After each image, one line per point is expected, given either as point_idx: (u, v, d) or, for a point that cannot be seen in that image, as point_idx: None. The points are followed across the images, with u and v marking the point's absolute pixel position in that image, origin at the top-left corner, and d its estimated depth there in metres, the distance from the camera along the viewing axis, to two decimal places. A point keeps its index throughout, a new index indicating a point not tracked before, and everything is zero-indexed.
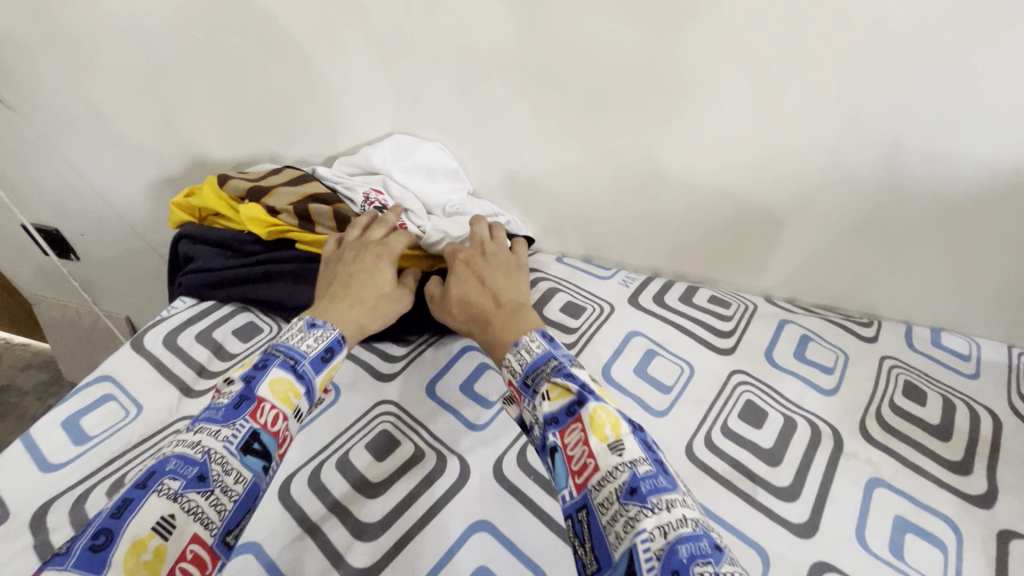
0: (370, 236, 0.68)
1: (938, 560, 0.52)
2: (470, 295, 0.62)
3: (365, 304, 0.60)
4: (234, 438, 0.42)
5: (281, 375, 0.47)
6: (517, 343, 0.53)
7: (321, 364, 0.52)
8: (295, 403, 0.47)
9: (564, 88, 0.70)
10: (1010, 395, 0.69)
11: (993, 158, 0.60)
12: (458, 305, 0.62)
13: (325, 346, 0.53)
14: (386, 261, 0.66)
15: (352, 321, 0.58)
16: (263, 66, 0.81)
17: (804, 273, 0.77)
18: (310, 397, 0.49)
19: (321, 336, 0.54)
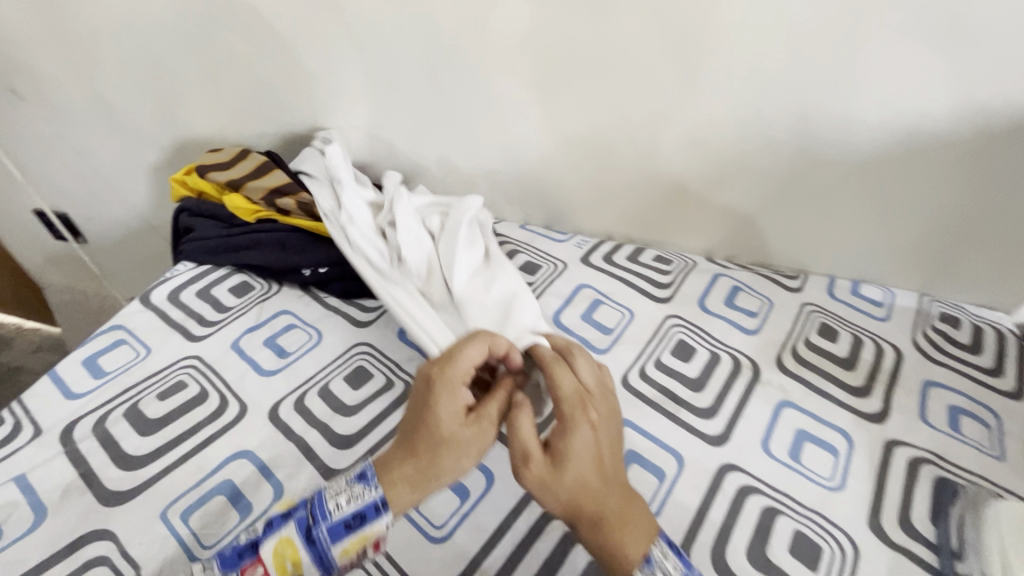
0: (446, 359, 0.53)
1: (829, 462, 0.62)
2: (586, 460, 0.48)
3: (425, 456, 0.49)
4: None
5: (292, 536, 0.47)
6: (649, 560, 0.45)
7: (342, 532, 0.47)
8: (293, 573, 0.46)
9: (517, 70, 0.79)
10: (915, 334, 0.77)
11: (885, 122, 0.69)
12: (571, 481, 0.47)
13: (354, 510, 0.48)
14: (454, 393, 0.51)
15: (400, 479, 0.49)
16: (252, 57, 0.90)
17: (737, 233, 0.86)
18: (318, 568, 0.47)
19: (358, 496, 0.48)
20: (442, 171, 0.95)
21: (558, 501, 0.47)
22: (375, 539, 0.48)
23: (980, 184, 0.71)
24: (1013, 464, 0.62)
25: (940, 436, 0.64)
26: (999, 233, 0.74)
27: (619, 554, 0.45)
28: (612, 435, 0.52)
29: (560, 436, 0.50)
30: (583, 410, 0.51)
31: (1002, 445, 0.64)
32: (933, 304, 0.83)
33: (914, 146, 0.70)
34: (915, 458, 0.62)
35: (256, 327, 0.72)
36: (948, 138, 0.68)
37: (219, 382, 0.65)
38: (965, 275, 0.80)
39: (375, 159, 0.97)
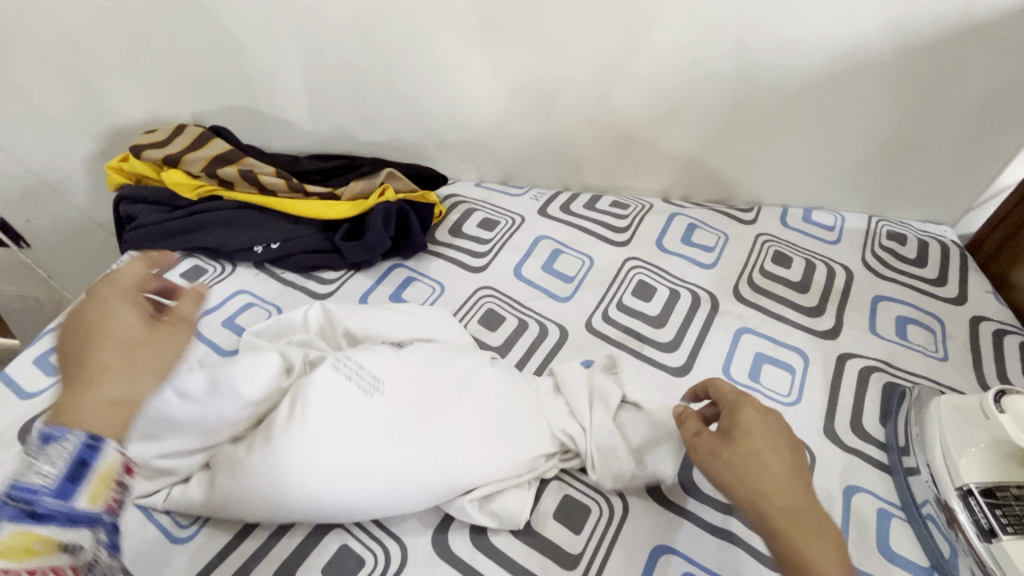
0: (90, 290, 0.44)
1: (786, 379, 0.64)
2: (766, 446, 0.44)
3: (111, 368, 0.37)
4: None
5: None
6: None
7: (74, 484, 0.33)
8: (37, 552, 0.31)
9: (452, 18, 0.76)
10: (864, 253, 0.80)
11: (820, 42, 0.69)
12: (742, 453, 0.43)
13: (71, 458, 0.33)
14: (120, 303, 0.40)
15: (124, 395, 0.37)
16: (175, 29, 0.86)
17: (689, 171, 0.87)
18: (78, 526, 0.32)
19: (58, 452, 0.33)
20: (390, 135, 0.93)
21: (727, 469, 0.43)
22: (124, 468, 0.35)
23: (918, 100, 0.72)
24: (954, 362, 0.66)
25: (887, 344, 0.68)
26: (939, 147, 0.76)
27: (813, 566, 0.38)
28: (789, 440, 0.45)
29: (733, 433, 0.45)
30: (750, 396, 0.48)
31: (944, 346, 0.68)
32: (883, 223, 0.84)
33: (846, 67, 0.71)
34: (865, 367, 0.65)
35: (212, 309, 0.70)
36: (884, 55, 0.69)
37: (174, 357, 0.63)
38: (912, 192, 0.82)
39: (319, 128, 0.94)
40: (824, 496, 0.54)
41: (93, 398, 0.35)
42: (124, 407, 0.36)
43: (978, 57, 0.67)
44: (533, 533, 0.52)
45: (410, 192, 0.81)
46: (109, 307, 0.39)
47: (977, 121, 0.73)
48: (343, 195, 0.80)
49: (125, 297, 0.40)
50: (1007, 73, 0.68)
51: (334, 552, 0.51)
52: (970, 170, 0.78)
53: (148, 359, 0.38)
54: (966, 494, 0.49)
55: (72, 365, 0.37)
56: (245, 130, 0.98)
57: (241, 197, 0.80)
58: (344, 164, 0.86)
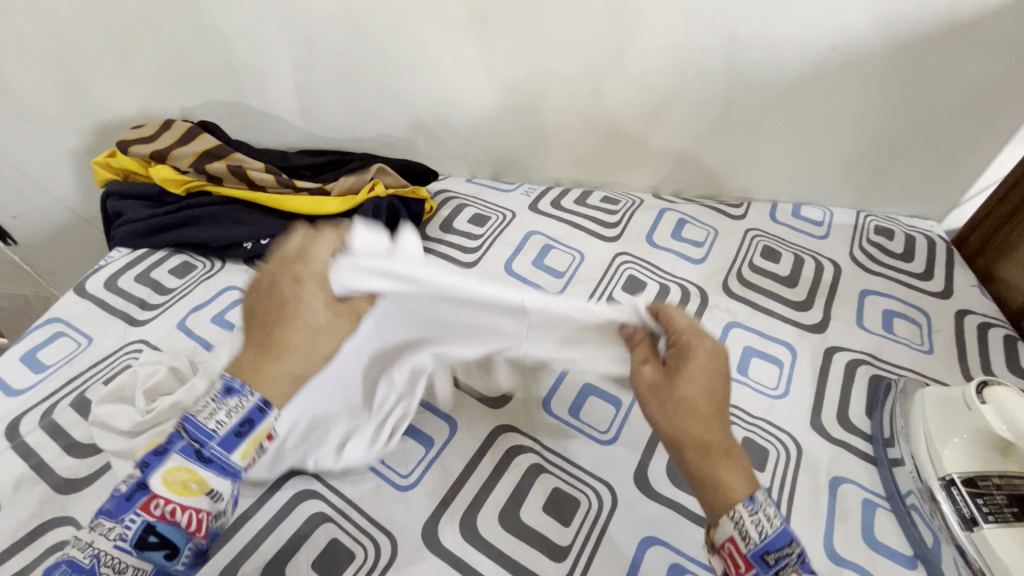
0: (287, 251, 0.52)
1: (775, 373, 0.65)
2: (701, 389, 0.48)
3: (295, 352, 0.51)
4: (124, 535, 0.43)
5: (180, 463, 0.45)
6: (751, 498, 0.43)
7: (237, 439, 0.46)
8: (200, 488, 0.45)
9: (442, 13, 0.76)
10: (852, 248, 0.80)
11: (808, 38, 0.70)
12: (674, 398, 0.48)
13: (242, 416, 0.47)
14: (315, 289, 0.51)
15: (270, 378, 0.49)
16: (163, 24, 0.85)
17: (679, 167, 0.87)
18: (227, 473, 0.46)
19: (236, 407, 0.47)
20: (381, 131, 0.92)
21: (663, 411, 0.48)
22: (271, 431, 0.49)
23: (905, 96, 0.73)
24: (939, 355, 0.67)
25: (874, 337, 0.69)
26: (925, 143, 0.77)
27: (722, 488, 0.44)
28: (722, 382, 0.49)
29: (673, 376, 0.49)
30: (702, 338, 0.50)
31: (930, 339, 0.69)
32: (870, 219, 0.85)
33: (835, 63, 0.71)
34: (852, 361, 0.66)
35: (201, 305, 0.70)
36: (870, 51, 0.69)
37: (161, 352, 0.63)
38: (898, 188, 0.83)
39: (309, 123, 0.93)
40: (811, 486, 0.55)
41: (280, 368, 0.50)
42: (289, 382, 0.50)
43: (966, 53, 0.68)
44: (522, 526, 0.52)
45: (400, 188, 0.81)
46: (308, 265, 0.51)
47: (962, 117, 0.74)
48: (333, 191, 0.79)
49: (311, 279, 0.51)
50: (992, 69, 0.69)
51: (325, 547, 0.51)
52: (955, 166, 0.79)
53: (319, 343, 0.52)
54: (948, 484, 0.50)
55: (267, 343, 0.50)
56: (235, 126, 0.97)
57: (231, 194, 0.79)
58: (334, 160, 0.86)
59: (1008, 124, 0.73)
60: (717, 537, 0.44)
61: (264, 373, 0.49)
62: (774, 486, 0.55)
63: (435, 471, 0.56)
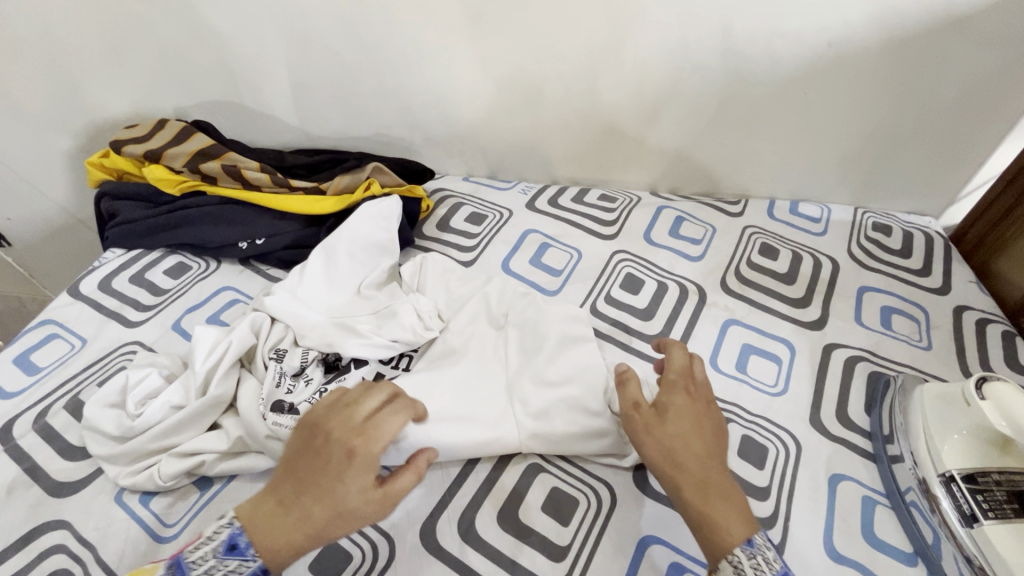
0: (355, 416, 0.47)
1: (773, 370, 0.65)
2: (693, 429, 0.48)
3: (318, 519, 0.43)
4: None
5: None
6: (749, 541, 0.43)
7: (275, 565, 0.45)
8: None
9: (437, 10, 0.75)
10: (850, 244, 0.80)
11: (806, 34, 0.69)
12: (672, 433, 0.48)
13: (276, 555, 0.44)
14: (362, 469, 0.45)
15: (282, 534, 0.43)
16: (155, 22, 0.84)
17: (676, 165, 0.87)
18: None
19: (235, 569, 0.43)
20: (377, 129, 0.92)
21: (657, 448, 0.47)
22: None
23: (902, 92, 0.73)
24: (938, 352, 0.67)
25: (872, 334, 0.68)
26: (922, 140, 0.77)
27: (721, 531, 0.43)
28: (715, 422, 0.50)
29: (665, 414, 0.49)
30: (690, 383, 0.52)
31: (928, 335, 0.68)
32: (868, 215, 0.85)
33: (832, 59, 0.71)
34: (850, 357, 0.66)
35: (197, 306, 0.70)
36: (867, 47, 0.69)
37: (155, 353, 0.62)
38: (895, 185, 0.83)
39: (304, 122, 0.93)
40: (810, 484, 0.55)
41: (287, 534, 0.43)
42: (292, 550, 0.43)
43: (963, 48, 0.67)
44: (521, 527, 0.52)
45: (396, 186, 0.81)
46: (366, 445, 0.45)
47: (959, 113, 0.73)
48: (328, 190, 0.79)
49: (365, 461, 0.45)
50: (990, 64, 0.68)
51: (322, 548, 0.50)
52: (951, 163, 0.79)
53: (338, 530, 0.44)
54: (948, 481, 0.50)
55: (291, 500, 0.44)
56: (230, 125, 0.97)
57: (225, 193, 0.79)
58: (329, 158, 0.85)
59: (1005, 119, 0.73)
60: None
61: (275, 526, 0.44)
62: (773, 484, 0.55)
63: (433, 471, 0.56)
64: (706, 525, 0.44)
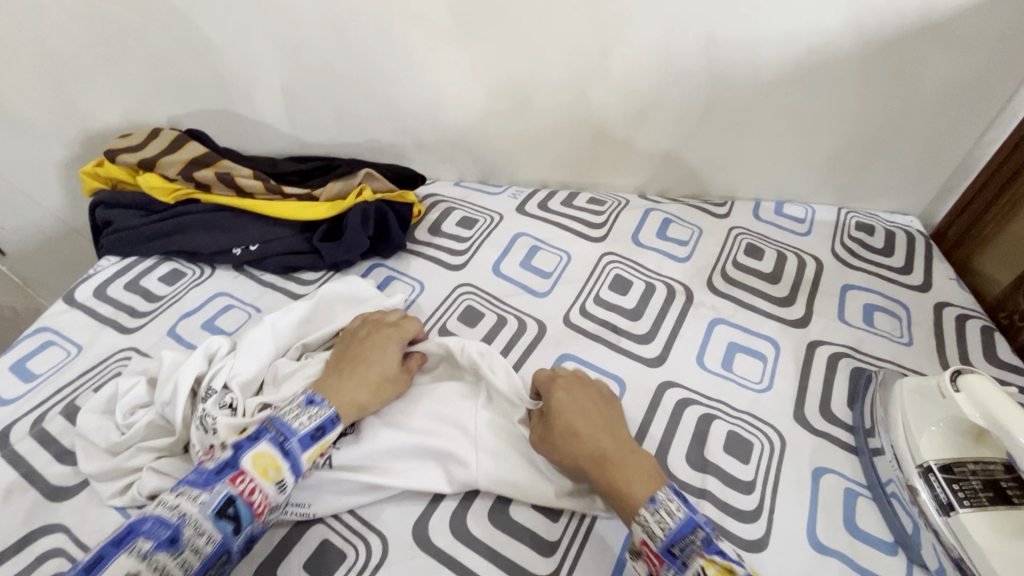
0: (382, 317, 0.64)
1: (759, 367, 0.66)
2: (579, 416, 0.53)
3: (369, 380, 0.56)
4: (209, 501, 0.43)
5: (266, 450, 0.48)
6: (651, 499, 0.46)
7: (311, 442, 0.50)
8: (277, 476, 0.47)
9: (428, 19, 0.77)
10: (834, 244, 0.82)
11: (785, 40, 0.71)
12: (562, 421, 0.52)
13: (316, 423, 0.51)
14: (394, 342, 0.60)
15: (351, 398, 0.54)
16: (150, 33, 0.86)
17: (664, 168, 0.89)
18: (296, 473, 0.48)
19: (316, 413, 0.51)
20: (369, 136, 0.93)
21: (555, 447, 0.52)
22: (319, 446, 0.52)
23: (879, 95, 0.75)
24: (918, 347, 0.68)
25: (855, 331, 0.70)
26: (901, 142, 0.79)
27: (628, 495, 0.47)
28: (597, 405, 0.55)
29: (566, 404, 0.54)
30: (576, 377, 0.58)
31: (909, 331, 0.70)
32: (851, 215, 0.87)
33: (813, 63, 0.73)
34: (834, 354, 0.67)
35: (191, 312, 0.71)
36: (845, 52, 0.71)
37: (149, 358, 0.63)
38: (877, 186, 0.85)
39: (297, 129, 0.94)
40: (795, 477, 0.56)
41: (355, 394, 0.54)
42: (357, 409, 0.54)
43: (937, 53, 0.70)
44: (511, 523, 0.53)
45: (388, 191, 0.82)
46: (405, 328, 0.62)
47: (935, 115, 0.76)
48: (321, 197, 0.80)
49: (399, 339, 0.60)
50: (964, 67, 0.71)
51: (316, 548, 0.51)
52: (929, 164, 0.81)
53: (385, 391, 0.57)
54: (926, 471, 0.51)
55: (345, 368, 0.56)
56: (222, 133, 0.98)
57: (218, 201, 0.80)
58: (321, 165, 0.86)
59: (980, 121, 0.75)
60: (637, 542, 0.46)
61: (342, 388, 0.54)
62: (758, 477, 0.56)
63: None
64: (621, 495, 0.48)
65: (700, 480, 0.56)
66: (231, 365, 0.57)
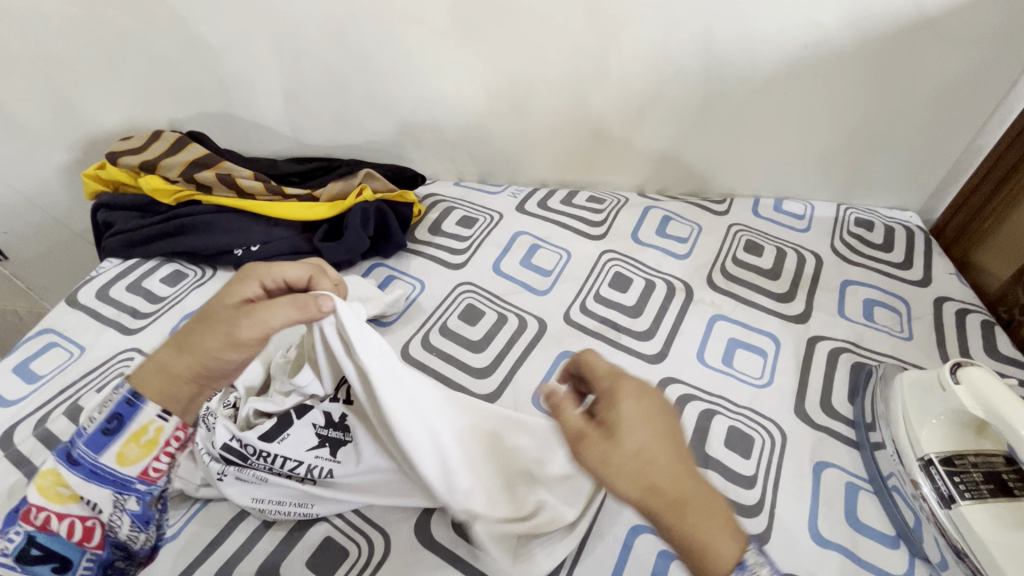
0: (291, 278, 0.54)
1: (759, 363, 0.66)
2: (651, 440, 0.37)
3: (179, 337, 0.47)
4: (5, 550, 0.42)
5: (53, 467, 0.44)
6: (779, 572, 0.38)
7: (102, 437, 0.44)
8: (70, 492, 0.44)
9: (426, 20, 0.77)
10: (834, 240, 0.82)
11: (783, 37, 0.72)
12: (627, 455, 0.36)
13: (110, 414, 0.45)
14: (246, 284, 0.49)
15: (155, 361, 0.46)
16: (151, 37, 0.86)
17: (663, 166, 0.89)
18: (90, 477, 0.44)
19: (109, 401, 0.45)
20: (368, 137, 0.94)
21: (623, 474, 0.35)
22: (160, 435, 0.46)
23: (879, 90, 0.75)
24: (918, 342, 0.69)
25: (855, 326, 0.70)
26: (901, 137, 0.79)
27: (702, 557, 0.35)
28: (668, 420, 0.38)
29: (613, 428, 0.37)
30: (620, 380, 0.41)
31: (910, 326, 0.70)
32: (851, 211, 0.87)
33: (810, 60, 0.73)
34: (834, 349, 0.68)
35: (193, 313, 0.71)
36: (842, 48, 0.72)
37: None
38: (876, 181, 0.85)
39: (297, 131, 0.94)
40: (796, 471, 0.56)
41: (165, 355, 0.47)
42: (158, 371, 0.46)
43: (935, 48, 0.70)
44: None
45: (388, 191, 0.82)
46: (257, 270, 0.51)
47: (934, 111, 0.76)
48: (322, 197, 0.80)
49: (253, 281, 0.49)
50: (963, 63, 0.71)
51: (318, 545, 0.52)
52: (929, 160, 0.81)
53: (196, 341, 0.46)
54: (927, 464, 0.51)
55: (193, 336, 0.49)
56: (223, 135, 0.98)
57: (219, 202, 0.80)
58: (322, 166, 0.87)
59: (978, 117, 0.75)
60: None
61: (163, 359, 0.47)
62: (760, 472, 0.56)
63: None
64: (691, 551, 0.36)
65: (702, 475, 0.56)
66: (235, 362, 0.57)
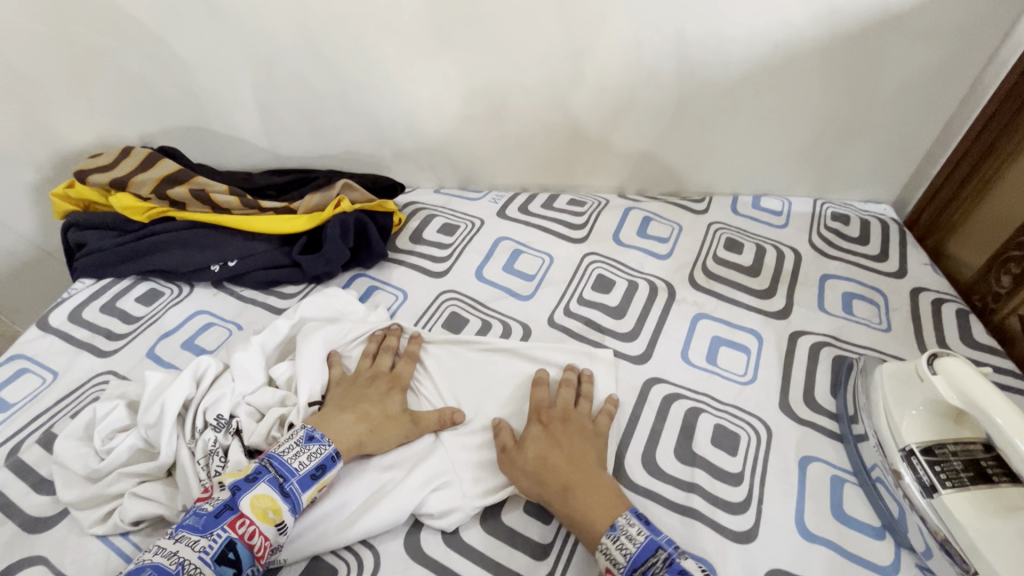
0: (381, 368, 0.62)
1: (743, 359, 0.67)
2: (563, 443, 0.54)
3: (370, 418, 0.55)
4: (209, 548, 0.43)
5: (266, 491, 0.47)
6: (612, 526, 0.48)
7: (312, 481, 0.49)
8: (277, 519, 0.47)
9: (398, 29, 0.77)
10: (811, 235, 0.83)
11: (752, 35, 0.73)
12: (535, 453, 0.54)
13: (317, 462, 0.50)
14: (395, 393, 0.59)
15: (347, 434, 0.53)
16: (118, 52, 0.85)
17: (642, 167, 0.90)
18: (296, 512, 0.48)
19: (316, 452, 0.51)
20: (345, 147, 0.93)
21: (524, 475, 0.53)
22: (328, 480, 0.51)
23: (846, 89, 0.77)
24: (897, 333, 0.70)
25: (835, 319, 0.71)
26: (870, 132, 0.81)
27: (584, 519, 0.49)
28: (584, 435, 0.56)
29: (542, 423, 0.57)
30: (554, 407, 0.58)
31: (888, 318, 0.71)
32: (827, 206, 0.88)
33: (779, 59, 0.75)
34: (815, 343, 0.68)
35: (172, 332, 0.70)
36: (810, 46, 0.73)
37: (128, 381, 0.61)
38: (851, 176, 0.86)
39: (273, 143, 0.93)
40: (782, 467, 0.57)
41: (351, 427, 0.54)
42: (356, 444, 0.54)
43: (897, 46, 0.71)
44: (506, 530, 0.53)
45: (368, 201, 0.82)
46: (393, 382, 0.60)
47: (900, 107, 0.77)
48: (299, 209, 0.79)
49: (399, 389, 0.60)
50: (924, 60, 0.73)
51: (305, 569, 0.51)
52: (900, 153, 0.82)
53: (336, 423, 0.54)
54: (908, 454, 0.52)
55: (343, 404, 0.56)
56: (197, 149, 0.97)
57: (193, 218, 0.79)
58: (299, 178, 0.86)
59: (943, 111, 0.77)
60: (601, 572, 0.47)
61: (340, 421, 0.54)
62: (747, 469, 0.57)
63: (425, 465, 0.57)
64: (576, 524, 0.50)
65: (688, 474, 0.56)
66: (233, 389, 0.57)
